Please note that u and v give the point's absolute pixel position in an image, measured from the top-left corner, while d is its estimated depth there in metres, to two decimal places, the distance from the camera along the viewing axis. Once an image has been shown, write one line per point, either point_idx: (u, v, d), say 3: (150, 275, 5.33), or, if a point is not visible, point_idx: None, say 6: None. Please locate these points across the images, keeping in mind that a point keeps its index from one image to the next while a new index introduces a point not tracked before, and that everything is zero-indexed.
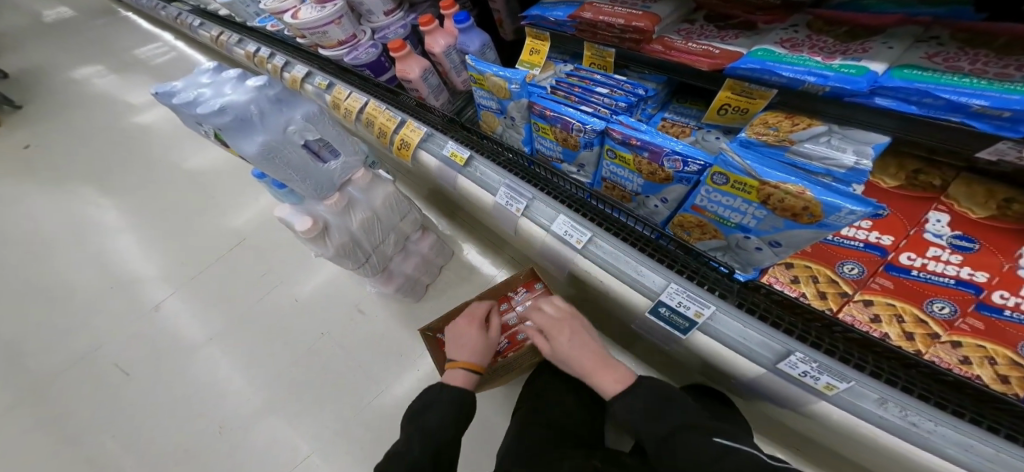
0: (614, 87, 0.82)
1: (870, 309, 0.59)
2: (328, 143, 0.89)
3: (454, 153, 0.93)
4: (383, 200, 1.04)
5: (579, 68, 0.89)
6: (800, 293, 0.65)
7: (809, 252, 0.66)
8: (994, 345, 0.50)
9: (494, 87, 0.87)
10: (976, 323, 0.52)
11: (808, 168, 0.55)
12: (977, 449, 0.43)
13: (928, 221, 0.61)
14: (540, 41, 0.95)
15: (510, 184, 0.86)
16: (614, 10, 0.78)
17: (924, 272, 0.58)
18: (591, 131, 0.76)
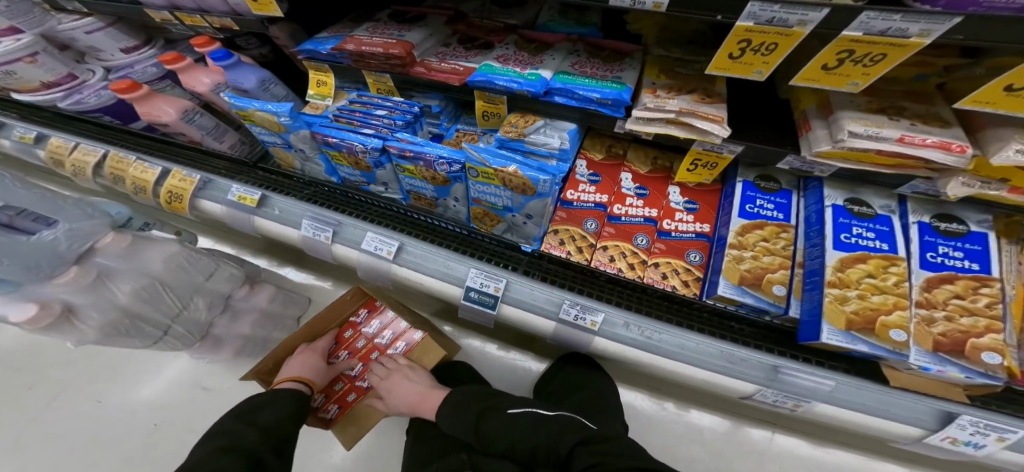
0: (394, 106, 1.06)
1: (607, 252, 1.00)
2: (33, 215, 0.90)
3: (244, 196, 1.20)
4: (164, 262, 1.10)
5: (361, 95, 1.10)
6: (567, 250, 1.02)
7: (569, 218, 1.04)
8: (674, 260, 0.98)
9: (264, 120, 1.05)
10: (661, 245, 1.00)
11: (516, 149, 0.93)
12: (685, 345, 0.93)
13: (622, 180, 1.08)
14: (322, 73, 1.13)
15: (315, 215, 1.15)
16: (372, 41, 0.97)
17: (627, 217, 1.03)
18: (374, 151, 0.98)
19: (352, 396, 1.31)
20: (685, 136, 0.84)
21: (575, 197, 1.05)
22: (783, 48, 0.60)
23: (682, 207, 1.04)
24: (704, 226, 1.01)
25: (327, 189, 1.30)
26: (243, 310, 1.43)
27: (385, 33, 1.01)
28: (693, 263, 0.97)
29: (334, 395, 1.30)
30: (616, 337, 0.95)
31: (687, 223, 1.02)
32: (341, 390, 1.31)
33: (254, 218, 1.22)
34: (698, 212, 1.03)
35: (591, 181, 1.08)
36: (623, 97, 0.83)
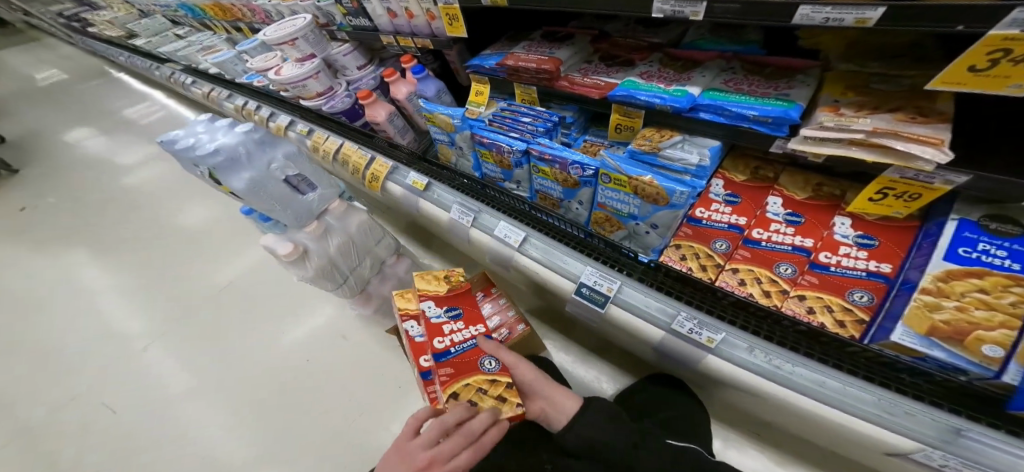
0: (532, 113, 1.23)
1: (736, 275, 0.96)
2: (306, 178, 1.30)
3: (415, 181, 1.49)
4: (357, 226, 1.39)
5: (510, 104, 1.28)
6: (688, 266, 1.03)
7: (694, 236, 1.04)
8: (829, 296, 0.85)
9: (442, 122, 1.34)
10: (812, 278, 0.88)
11: (642, 161, 1.05)
12: (821, 382, 0.87)
13: (770, 204, 1.03)
14: (482, 84, 1.35)
15: (460, 202, 1.41)
16: (528, 57, 1.16)
17: (770, 243, 0.96)
18: (518, 152, 1.19)
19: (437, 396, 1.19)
20: (876, 160, 0.72)
21: (706, 216, 1.05)
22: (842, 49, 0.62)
23: (851, 241, 0.90)
24: (883, 266, 0.84)
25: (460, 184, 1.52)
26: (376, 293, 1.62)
27: (539, 50, 1.18)
28: (855, 303, 0.83)
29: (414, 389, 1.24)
30: (735, 358, 0.96)
31: (857, 260, 0.87)
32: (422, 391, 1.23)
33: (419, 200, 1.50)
34: (873, 249, 0.87)
35: (728, 202, 1.06)
36: (790, 115, 0.79)
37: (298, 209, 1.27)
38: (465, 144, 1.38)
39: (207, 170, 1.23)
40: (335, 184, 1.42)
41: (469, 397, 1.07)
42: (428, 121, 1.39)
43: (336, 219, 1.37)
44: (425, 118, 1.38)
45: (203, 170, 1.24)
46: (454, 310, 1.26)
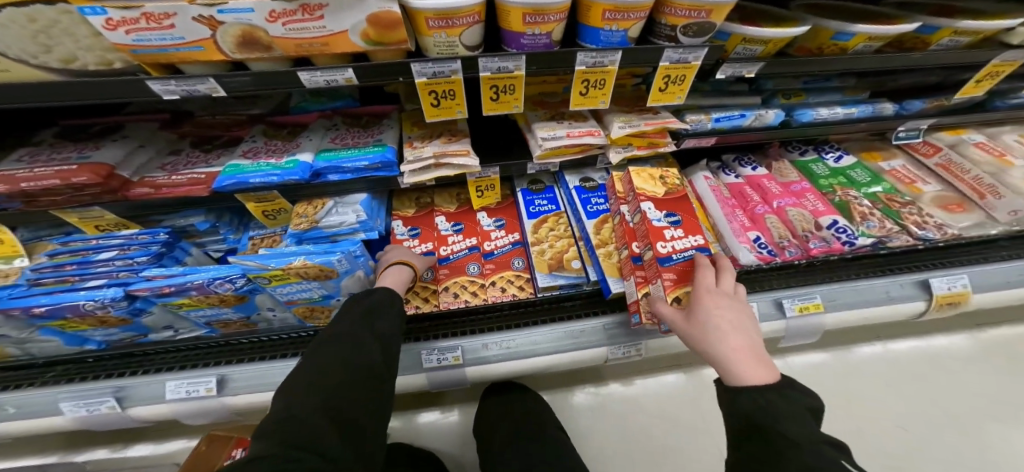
0: (466, 222, 1.03)
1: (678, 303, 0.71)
2: (77, 404, 0.78)
3: (180, 401, 0.81)
4: (181, 410, 0.82)
5: (306, 165, 0.79)
6: None
7: (677, 277, 0.74)
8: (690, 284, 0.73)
9: (303, 273, 0.77)
10: (671, 273, 0.74)
11: (574, 209, 0.99)
12: (833, 298, 1.08)
13: (648, 210, 0.81)
14: (268, 198, 0.84)
15: None
16: (349, 135, 0.86)
17: (677, 253, 0.76)
18: (348, 260, 0.78)
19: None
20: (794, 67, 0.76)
21: (669, 248, 0.76)
22: (610, 80, 0.68)
23: (665, 224, 0.80)
24: (699, 237, 0.79)
25: (292, 338, 0.93)
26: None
27: (356, 138, 0.85)
28: None
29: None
30: (770, 321, 1.05)
31: (679, 239, 0.78)
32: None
33: (218, 407, 0.83)
34: (683, 225, 0.80)
35: (671, 222, 0.80)
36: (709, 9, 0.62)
37: (148, 402, 0.80)
38: (337, 293, 0.85)
39: None
40: (171, 359, 0.86)
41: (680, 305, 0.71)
42: (271, 280, 0.77)
43: (148, 391, 0.81)
44: (260, 204, 0.85)
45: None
46: (673, 213, 0.82)
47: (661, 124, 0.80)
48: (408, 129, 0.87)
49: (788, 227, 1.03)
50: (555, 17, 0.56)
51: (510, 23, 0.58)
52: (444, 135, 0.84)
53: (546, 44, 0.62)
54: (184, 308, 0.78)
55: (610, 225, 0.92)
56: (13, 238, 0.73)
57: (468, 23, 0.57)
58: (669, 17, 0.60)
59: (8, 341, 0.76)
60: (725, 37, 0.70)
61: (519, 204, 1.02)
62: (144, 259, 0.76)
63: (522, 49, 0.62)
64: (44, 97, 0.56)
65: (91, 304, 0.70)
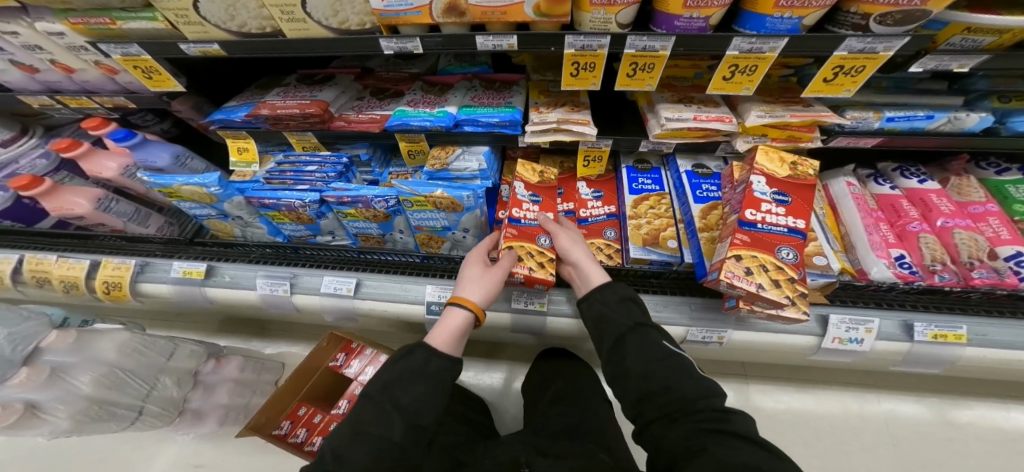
0: (566, 188, 1.12)
1: (742, 263, 0.75)
2: (268, 281, 1.02)
3: (332, 295, 1.01)
4: (330, 303, 1.02)
5: (453, 117, 0.99)
6: (758, 283, 0.74)
7: (751, 243, 0.76)
8: (763, 255, 0.75)
9: (438, 202, 0.94)
10: (745, 237, 0.77)
11: (678, 190, 1.02)
12: (988, 334, 0.94)
13: (755, 182, 0.80)
14: (416, 141, 1.05)
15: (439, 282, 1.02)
16: (486, 96, 1.03)
17: (765, 224, 0.77)
18: (475, 198, 0.93)
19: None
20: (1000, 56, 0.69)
21: (759, 217, 0.78)
22: (762, 67, 0.72)
23: (770, 198, 0.79)
24: (799, 222, 0.77)
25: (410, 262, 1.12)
26: (214, 384, 1.39)
27: (494, 98, 1.02)
28: (784, 260, 0.75)
29: (318, 427, 1.24)
30: (894, 340, 0.97)
31: (777, 216, 0.78)
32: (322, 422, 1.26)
33: (354, 306, 1.02)
34: (789, 206, 0.79)
35: (776, 200, 0.79)
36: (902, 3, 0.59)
37: (309, 291, 1.02)
38: (455, 226, 1.01)
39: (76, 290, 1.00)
40: (326, 261, 1.10)
41: (743, 267, 0.75)
42: (413, 205, 0.95)
43: (312, 282, 1.03)
44: (410, 146, 1.07)
45: (173, 275, 1.03)
46: (784, 193, 0.80)
47: (814, 118, 0.78)
48: (535, 96, 1.01)
49: (949, 251, 0.95)
50: (719, 2, 0.61)
51: (668, 7, 0.65)
52: (568, 105, 0.96)
53: (699, 26, 0.68)
54: (348, 217, 1.01)
55: (717, 213, 0.94)
56: (254, 148, 1.09)
57: (627, 3, 0.65)
58: (862, 5, 0.59)
59: (239, 222, 1.07)
60: (941, 25, 0.66)
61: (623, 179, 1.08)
62: (333, 175, 1.00)
63: (673, 31, 0.69)
64: (318, 49, 0.81)
65: (300, 202, 0.96)
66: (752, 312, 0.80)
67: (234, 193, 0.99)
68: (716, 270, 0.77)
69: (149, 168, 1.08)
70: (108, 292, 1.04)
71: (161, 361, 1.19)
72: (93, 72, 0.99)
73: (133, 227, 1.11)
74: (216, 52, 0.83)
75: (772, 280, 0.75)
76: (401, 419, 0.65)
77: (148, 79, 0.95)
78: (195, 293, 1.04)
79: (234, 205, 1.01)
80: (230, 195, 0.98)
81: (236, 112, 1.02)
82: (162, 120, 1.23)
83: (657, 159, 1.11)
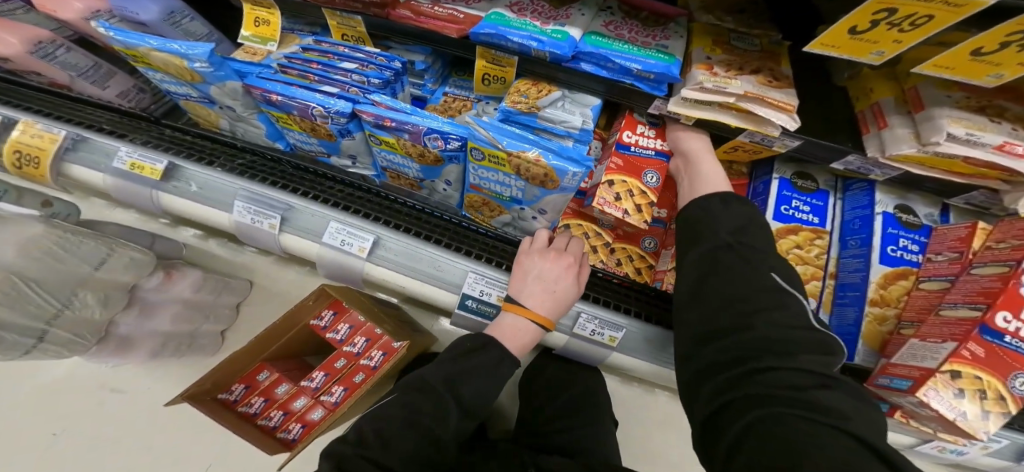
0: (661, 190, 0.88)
1: (956, 382, 0.53)
2: (251, 204, 0.71)
3: (336, 247, 0.71)
4: (327, 257, 0.72)
5: (574, 48, 0.67)
6: (961, 411, 0.53)
7: (982, 358, 0.52)
8: (990, 378, 0.52)
9: (524, 169, 0.62)
10: (978, 349, 0.52)
11: (854, 236, 0.74)
12: None
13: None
14: (504, 66, 0.74)
15: (481, 270, 0.72)
16: (627, 29, 0.72)
17: (1016, 338, 0.52)
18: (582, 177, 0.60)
19: (317, 415, 0.83)
20: None
21: (1012, 325, 0.52)
22: None
23: None
24: None
25: (445, 221, 0.82)
26: (157, 303, 1.06)
27: (637, 35, 0.71)
28: (1014, 390, 0.53)
29: (279, 400, 0.86)
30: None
31: None
32: (287, 395, 0.87)
33: (361, 268, 0.72)
34: None
35: None
36: None
37: (304, 235, 0.71)
38: (528, 202, 0.69)
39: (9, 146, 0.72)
40: (340, 194, 0.79)
41: (955, 389, 0.53)
42: (484, 159, 0.64)
43: (308, 221, 0.72)
44: (493, 71, 0.76)
45: (115, 165, 0.72)
46: None
47: None
48: (706, 48, 0.70)
49: None
50: None
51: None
52: (765, 74, 0.66)
53: None
54: (382, 147, 0.71)
55: (903, 286, 0.67)
56: (278, 21, 0.78)
57: None
58: None
59: (228, 113, 0.76)
60: None
61: (770, 194, 0.78)
62: (375, 81, 0.70)
63: None
64: None
65: (321, 110, 0.66)
66: (907, 423, 0.64)
67: (230, 76, 0.67)
68: (907, 378, 0.56)
69: (127, 20, 0.76)
70: (25, 164, 0.74)
71: (84, 271, 0.84)
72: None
73: (82, 85, 0.78)
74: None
75: (982, 409, 0.53)
76: (459, 415, 0.60)
77: None
78: (141, 193, 0.73)
79: (224, 92, 0.69)
80: (223, 78, 0.67)
81: None
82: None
83: (826, 179, 0.83)
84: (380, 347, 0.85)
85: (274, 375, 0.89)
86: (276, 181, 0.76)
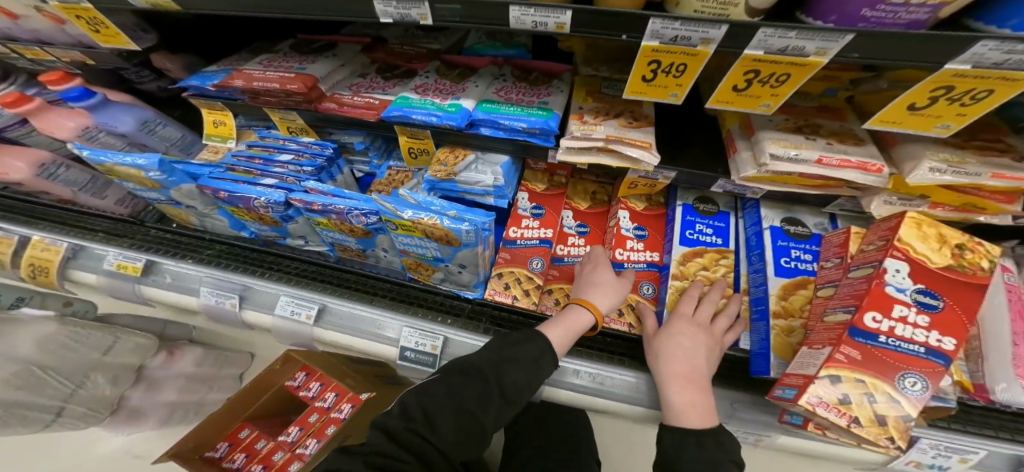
0: (592, 226, 0.93)
1: (838, 387, 0.54)
2: (218, 289, 0.82)
3: (289, 317, 0.80)
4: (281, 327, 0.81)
5: (469, 117, 0.77)
6: (853, 417, 0.53)
7: (862, 361, 0.54)
8: (873, 380, 0.54)
9: (430, 232, 0.71)
10: (854, 352, 0.55)
11: (753, 252, 0.78)
12: None
13: (888, 271, 0.57)
14: (419, 139, 0.84)
15: (414, 323, 0.80)
16: (518, 92, 0.82)
17: (892, 338, 0.55)
18: (478, 233, 0.69)
19: (293, 467, 0.91)
20: None
21: (883, 327, 0.55)
22: (999, 97, 0.42)
23: (909, 299, 0.56)
24: (946, 341, 0.54)
25: (391, 284, 0.91)
26: (163, 379, 1.20)
27: (525, 96, 0.81)
28: (904, 392, 0.53)
29: (258, 455, 0.96)
30: None
31: (913, 327, 0.55)
32: (266, 450, 0.97)
33: (311, 334, 0.81)
34: (937, 315, 0.55)
35: (918, 304, 0.56)
36: None
37: (260, 309, 0.81)
38: (449, 259, 0.78)
39: (28, 264, 0.84)
40: (291, 272, 0.90)
41: (840, 394, 0.54)
42: (398, 228, 0.73)
43: (265, 299, 0.82)
44: (411, 148, 0.88)
45: (106, 266, 0.84)
46: (934, 294, 0.56)
47: None
48: (580, 99, 0.80)
49: None
50: None
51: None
52: (625, 116, 0.75)
53: (906, 21, 0.38)
54: (321, 226, 0.81)
55: (804, 295, 0.70)
56: (233, 122, 0.90)
57: None
58: None
59: (194, 211, 0.88)
60: None
61: (675, 221, 0.85)
62: (308, 169, 0.81)
63: (855, 25, 0.40)
64: (294, 10, 0.59)
65: (260, 201, 0.76)
66: (823, 436, 0.60)
67: (183, 180, 0.79)
68: (794, 387, 0.57)
69: (111, 133, 0.86)
70: (35, 275, 0.85)
71: (94, 357, 0.99)
72: (39, 20, 0.79)
73: (84, 197, 0.90)
74: (169, 6, 0.62)
75: (876, 414, 0.53)
76: (502, 402, 0.62)
77: (95, 34, 0.73)
78: (124, 292, 0.85)
79: (183, 193, 0.81)
80: (178, 181, 0.78)
81: (210, 78, 0.82)
82: (159, 78, 1.02)
83: (726, 200, 0.88)
84: (348, 399, 0.98)
85: (255, 432, 1.01)
86: (239, 267, 0.88)
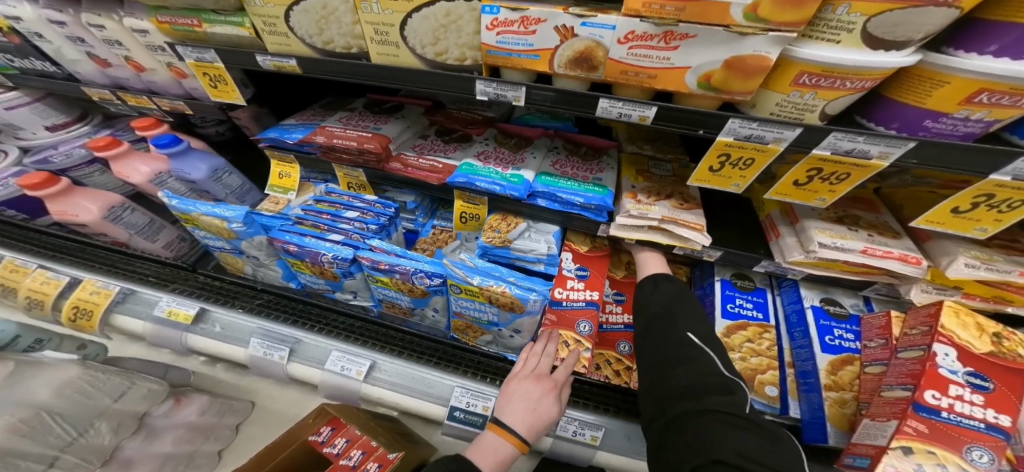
0: (628, 295, 0.94)
1: (912, 458, 0.55)
2: (267, 340, 0.81)
3: (338, 374, 0.78)
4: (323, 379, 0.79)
5: (530, 187, 0.83)
6: None
7: (929, 434, 0.56)
8: (943, 452, 0.55)
9: (495, 298, 0.73)
10: (920, 425, 0.57)
11: (796, 328, 0.83)
12: None
13: (939, 354, 0.61)
14: (475, 204, 0.89)
15: (466, 385, 0.79)
16: (572, 166, 0.89)
17: (953, 414, 0.57)
18: (541, 304, 0.71)
19: None
20: None
21: (943, 402, 0.58)
22: None
23: (961, 379, 0.60)
24: (1001, 418, 0.56)
25: (434, 344, 0.91)
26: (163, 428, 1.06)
27: (580, 169, 0.88)
28: (975, 464, 0.54)
29: None
30: None
31: (970, 404, 0.58)
32: None
33: (356, 393, 0.78)
34: (990, 395, 0.58)
35: (970, 383, 0.59)
36: None
37: (310, 364, 0.80)
38: (504, 324, 0.79)
39: (71, 306, 0.83)
40: (336, 327, 0.89)
41: (915, 466, 0.55)
42: (461, 292, 0.75)
43: (316, 353, 0.81)
44: (465, 213, 0.92)
45: (156, 313, 0.83)
46: (982, 376, 0.60)
47: None
48: (631, 177, 0.86)
49: None
50: None
51: (928, 99, 0.44)
52: (676, 198, 0.81)
53: (961, 133, 0.46)
54: (378, 284, 0.82)
55: (852, 370, 0.73)
56: (298, 175, 0.94)
57: (856, 89, 0.45)
58: None
59: (252, 260, 0.88)
60: None
61: (715, 295, 0.89)
62: (373, 227, 0.84)
63: (915, 133, 0.48)
64: (404, 79, 0.67)
65: (328, 256, 0.79)
66: None
67: (257, 231, 0.81)
68: (866, 457, 0.60)
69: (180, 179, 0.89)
70: (74, 319, 0.83)
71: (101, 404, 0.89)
72: (163, 73, 0.86)
73: (137, 241, 0.90)
74: (292, 69, 0.71)
75: None
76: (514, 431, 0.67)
77: (212, 88, 0.81)
78: (164, 339, 0.83)
79: (253, 244, 0.83)
80: (253, 233, 0.81)
81: (290, 132, 0.87)
82: (220, 124, 1.10)
83: (761, 278, 0.94)
84: (376, 458, 0.89)
85: None
86: (287, 318, 0.88)
